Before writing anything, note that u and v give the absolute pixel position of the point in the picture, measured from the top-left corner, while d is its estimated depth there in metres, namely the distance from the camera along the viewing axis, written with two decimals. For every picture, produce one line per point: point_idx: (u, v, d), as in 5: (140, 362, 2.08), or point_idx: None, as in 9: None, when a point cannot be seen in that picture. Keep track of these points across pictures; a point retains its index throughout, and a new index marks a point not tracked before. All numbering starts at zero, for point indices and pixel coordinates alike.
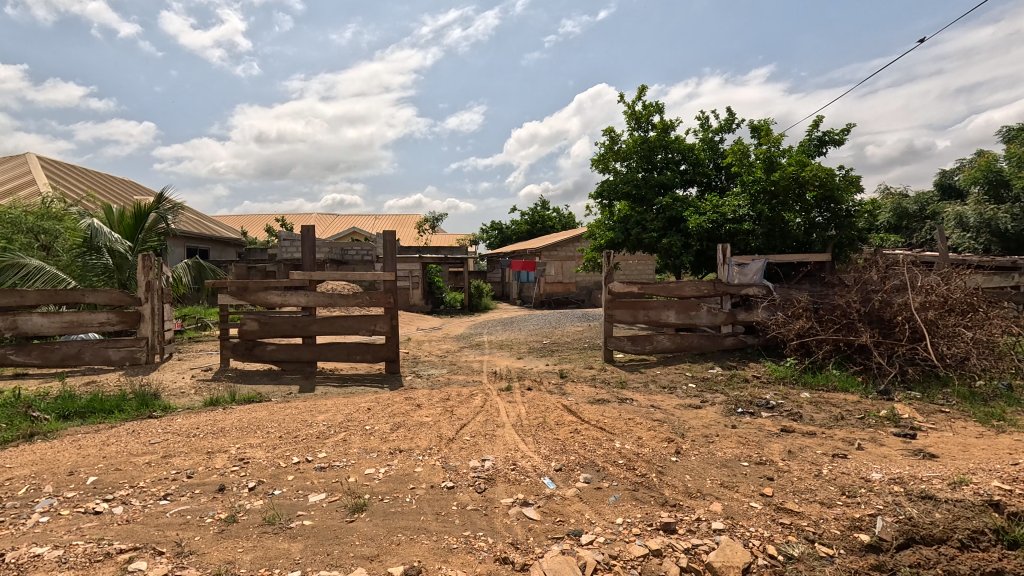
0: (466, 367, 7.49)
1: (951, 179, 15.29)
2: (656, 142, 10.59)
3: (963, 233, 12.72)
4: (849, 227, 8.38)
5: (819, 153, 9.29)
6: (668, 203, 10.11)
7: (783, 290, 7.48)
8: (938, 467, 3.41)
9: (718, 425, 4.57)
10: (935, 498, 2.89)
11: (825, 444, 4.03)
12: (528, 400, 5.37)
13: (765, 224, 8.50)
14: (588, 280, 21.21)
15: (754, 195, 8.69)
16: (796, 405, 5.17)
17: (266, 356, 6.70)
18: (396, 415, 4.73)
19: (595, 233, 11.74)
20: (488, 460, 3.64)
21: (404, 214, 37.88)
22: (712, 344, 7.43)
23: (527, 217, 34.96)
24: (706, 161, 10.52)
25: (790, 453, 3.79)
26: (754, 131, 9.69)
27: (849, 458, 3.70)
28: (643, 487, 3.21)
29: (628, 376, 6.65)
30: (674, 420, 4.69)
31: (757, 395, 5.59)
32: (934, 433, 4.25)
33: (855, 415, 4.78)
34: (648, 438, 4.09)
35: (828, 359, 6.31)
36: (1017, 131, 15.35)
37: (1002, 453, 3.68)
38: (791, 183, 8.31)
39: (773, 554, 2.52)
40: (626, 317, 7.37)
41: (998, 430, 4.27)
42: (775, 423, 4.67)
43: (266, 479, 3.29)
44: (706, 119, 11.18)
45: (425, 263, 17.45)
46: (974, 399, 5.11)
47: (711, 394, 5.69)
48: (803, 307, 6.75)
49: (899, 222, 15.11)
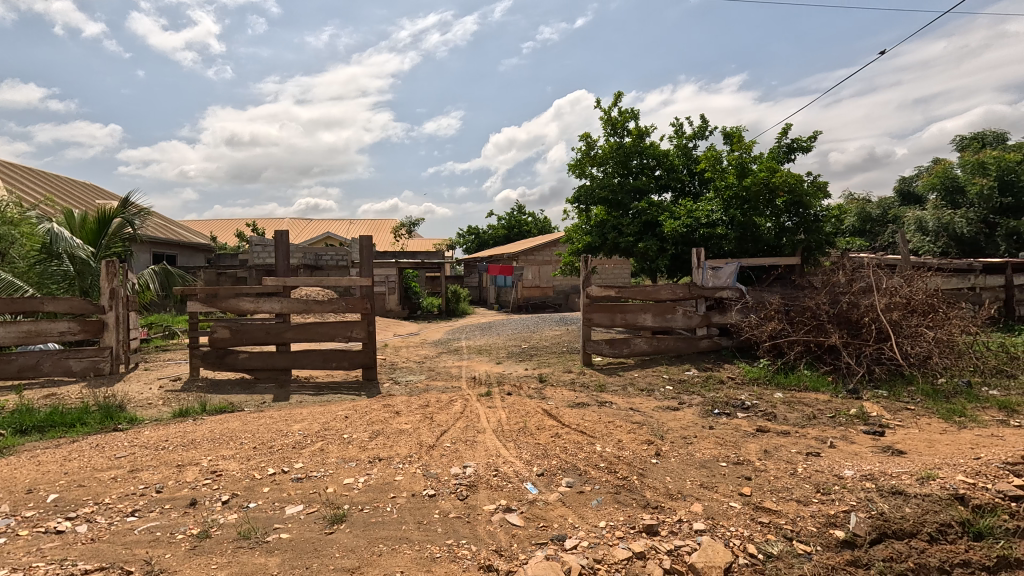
0: (444, 373, 7.41)
1: (910, 185, 15.80)
2: (632, 148, 10.72)
3: (923, 237, 13.10)
4: (817, 231, 8.64)
5: (787, 160, 9.56)
6: (643, 208, 10.23)
7: (756, 292, 7.65)
8: (906, 463, 3.53)
9: (695, 426, 4.64)
10: (905, 494, 2.99)
11: (799, 443, 4.13)
12: (508, 405, 5.35)
13: (737, 228, 8.63)
14: (564, 284, 21.32)
15: (726, 200, 8.84)
16: (770, 405, 5.29)
17: (239, 364, 6.50)
18: (375, 423, 4.65)
19: (572, 237, 11.82)
20: (469, 466, 3.61)
21: (380, 220, 37.62)
22: (688, 346, 7.57)
23: (503, 222, 35.06)
24: (680, 167, 10.69)
25: (766, 452, 3.87)
26: (727, 138, 9.89)
27: (822, 456, 3.79)
28: (624, 490, 3.23)
29: (606, 379, 6.70)
30: (653, 422, 4.75)
31: (732, 395, 5.70)
32: (901, 430, 4.41)
33: (826, 414, 4.92)
34: (628, 440, 4.14)
35: (800, 359, 6.50)
36: (968, 139, 16.10)
37: (964, 448, 3.83)
38: (762, 189, 8.53)
39: (753, 553, 2.56)
40: (604, 320, 7.41)
41: (960, 425, 4.45)
42: (751, 423, 4.76)
43: (240, 492, 3.18)
44: (681, 125, 11.32)
45: (401, 268, 17.26)
46: (937, 396, 5.32)
47: (689, 396, 5.79)
48: (774, 309, 6.92)
49: (863, 226, 15.67)
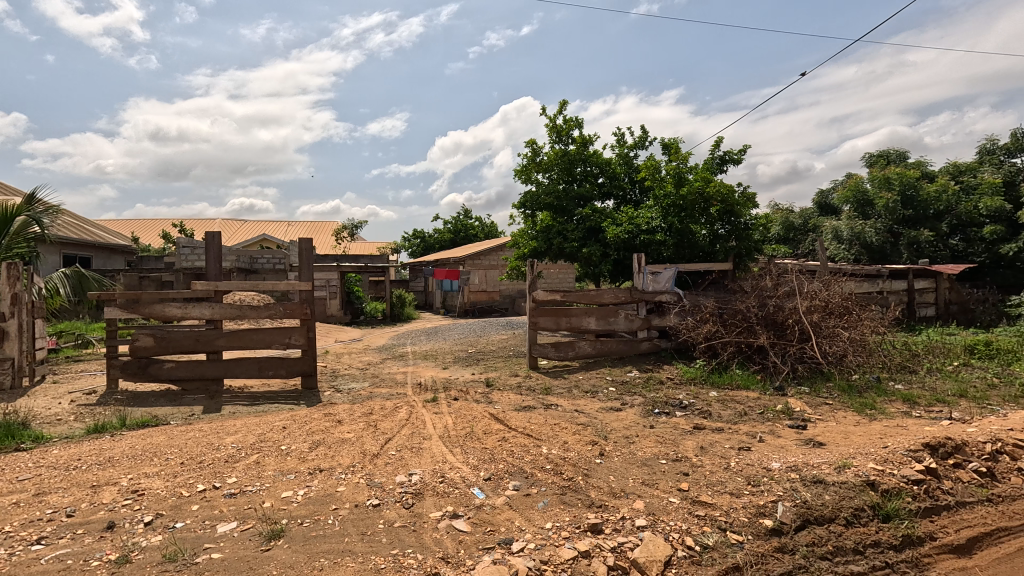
0: (389, 380, 7.24)
1: (827, 198, 17.12)
2: (576, 156, 10.97)
3: (839, 245, 14.15)
4: (746, 239, 9.18)
5: (720, 171, 10.11)
6: (587, 214, 10.49)
7: (692, 295, 8.02)
8: (826, 454, 3.81)
9: (637, 426, 4.80)
10: (824, 482, 3.22)
11: (732, 439, 4.37)
12: (454, 411, 5.31)
13: (675, 235, 9.03)
14: (510, 289, 21.44)
15: (665, 208, 9.23)
16: (706, 404, 5.56)
17: (164, 375, 6.06)
18: (315, 433, 4.47)
19: (518, 242, 11.93)
20: (415, 474, 3.55)
21: (321, 222, 36.35)
22: (630, 348, 7.82)
23: (449, 226, 34.81)
24: (622, 175, 11.05)
25: (702, 449, 4.07)
26: (665, 148, 10.33)
27: (752, 450, 4.03)
28: (570, 491, 3.29)
29: (552, 382, 6.79)
30: (597, 423, 4.86)
31: (671, 395, 5.95)
32: (821, 423, 4.76)
33: (756, 411, 5.24)
34: (574, 442, 4.21)
35: (732, 359, 6.88)
36: (876, 157, 17.66)
37: (874, 438, 4.19)
38: (697, 198, 8.99)
39: (691, 546, 2.68)
40: (550, 324, 7.52)
41: (871, 417, 4.87)
42: (688, 421, 4.99)
43: (166, 512, 2.96)
44: (622, 134, 11.69)
45: (343, 272, 16.73)
46: (851, 391, 5.80)
47: (631, 397, 5.98)
48: (709, 312, 7.28)
49: (788, 234, 16.82)
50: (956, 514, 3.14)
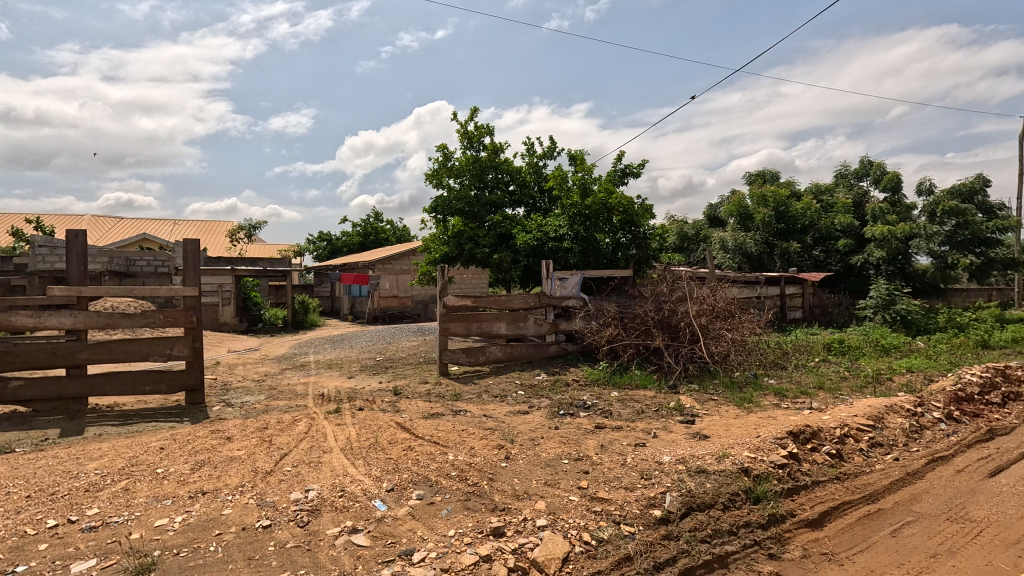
0: (288, 391, 6.81)
1: (716, 211, 18.81)
2: (487, 163, 11.09)
3: (725, 254, 15.61)
4: (645, 247, 9.82)
5: (621, 183, 10.74)
6: (498, 221, 10.63)
7: (596, 300, 8.41)
8: (709, 445, 4.17)
9: (543, 428, 4.93)
10: (706, 471, 3.53)
11: (629, 436, 4.64)
12: (358, 421, 5.11)
13: (581, 243, 9.44)
14: (422, 294, 21.10)
15: (572, 217, 9.62)
16: (607, 404, 5.85)
17: (8, 395, 5.20)
18: (199, 453, 4.09)
19: (429, 247, 11.79)
20: (312, 490, 3.37)
21: (214, 222, 33.41)
22: (539, 352, 8.02)
23: (359, 229, 33.57)
24: (532, 183, 11.34)
25: (602, 447, 4.27)
26: (572, 159, 10.77)
27: (647, 446, 4.31)
28: (474, 496, 3.30)
29: (462, 388, 6.77)
30: (504, 427, 4.92)
31: (576, 397, 6.18)
32: (707, 418, 5.21)
33: (651, 408, 5.60)
34: (480, 447, 4.23)
35: (632, 360, 7.31)
36: (755, 176, 19.72)
37: (750, 428, 4.66)
38: (601, 208, 9.48)
39: (587, 540, 2.81)
40: (461, 330, 7.50)
41: (748, 410, 5.41)
42: (591, 421, 5.21)
43: (3, 556, 2.55)
44: (532, 144, 12.02)
45: (238, 276, 15.49)
46: (733, 387, 6.40)
47: (538, 399, 6.14)
48: (611, 316, 7.68)
49: (682, 243, 18.25)
50: (812, 492, 3.54)
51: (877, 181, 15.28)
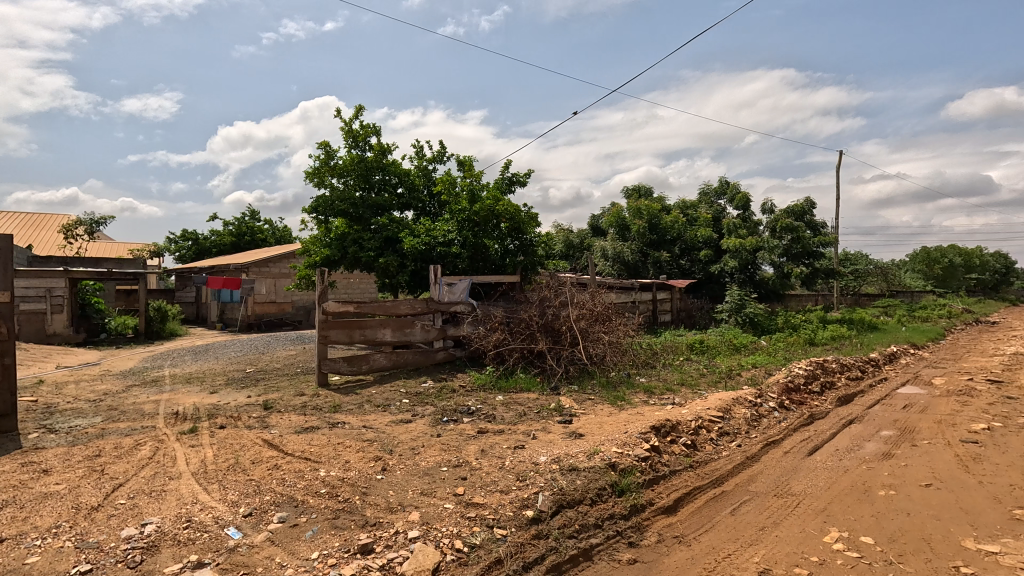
0: (133, 411, 5.95)
1: (598, 221, 20.04)
2: (374, 164, 10.73)
3: (606, 262, 16.70)
4: (531, 254, 10.14)
5: (509, 191, 11.01)
6: (384, 224, 10.30)
7: (484, 305, 8.50)
8: (583, 443, 4.40)
9: (424, 436, 4.84)
10: (577, 469, 3.71)
11: (509, 439, 4.73)
12: (218, 441, 4.61)
13: (470, 248, 9.50)
14: (304, 299, 19.77)
15: (461, 222, 9.65)
16: (491, 408, 5.92)
17: None
18: (2, 492, 3.40)
19: (310, 249, 11.07)
20: (151, 523, 2.96)
21: (43, 215, 28.34)
22: (426, 359, 7.88)
23: (231, 228, 30.58)
24: (421, 187, 11.17)
25: (483, 451, 4.30)
26: (461, 165, 10.81)
27: (526, 447, 4.43)
28: (344, 513, 3.12)
29: (342, 399, 6.42)
30: (384, 437, 4.75)
31: (461, 402, 6.17)
32: (583, 416, 5.49)
33: (533, 410, 5.78)
34: (356, 460, 4.03)
35: (517, 364, 7.49)
36: (633, 190, 21.37)
37: (620, 425, 5.00)
38: (488, 214, 9.63)
39: (459, 548, 2.80)
40: (342, 337, 7.11)
41: (620, 408, 5.81)
42: (473, 426, 5.23)
43: None
44: (421, 147, 11.86)
45: (74, 279, 13.29)
46: (609, 386, 6.84)
47: (422, 407, 6.02)
48: (498, 321, 7.80)
49: (568, 251, 19.17)
50: (669, 481, 3.88)
51: (731, 200, 17.35)
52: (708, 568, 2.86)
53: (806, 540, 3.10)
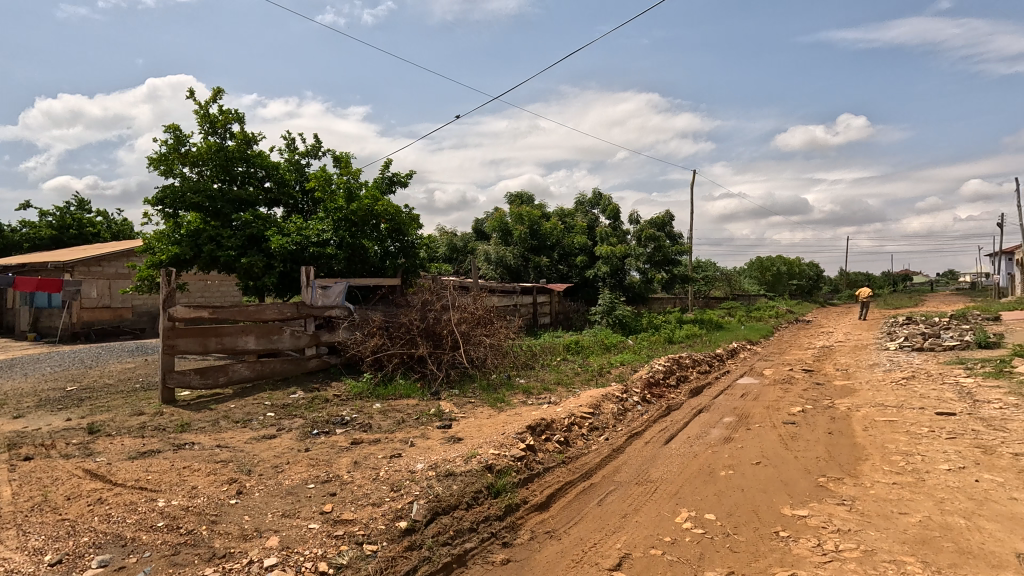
0: None
1: (482, 226, 20.30)
2: (235, 154, 9.72)
3: (489, 266, 16.98)
4: (413, 256, 9.92)
5: (389, 191, 10.67)
6: (248, 220, 9.35)
7: (361, 309, 8.10)
8: (461, 447, 4.38)
9: (290, 451, 4.46)
10: (454, 474, 3.67)
11: (385, 448, 4.55)
12: (19, 476, 3.79)
13: (346, 249, 9.02)
14: (149, 304, 17.26)
15: (336, 221, 9.13)
16: (367, 417, 5.65)
17: None
18: None
19: (154, 247, 9.67)
20: None
21: None
22: (295, 368, 7.29)
23: (51, 220, 25.69)
24: (292, 182, 10.35)
25: (355, 463, 4.07)
26: (337, 161, 10.24)
27: (402, 455, 4.29)
28: (186, 547, 2.74)
29: (192, 416, 5.67)
30: (242, 456, 4.28)
31: (334, 413, 5.80)
32: (463, 420, 5.48)
33: (412, 417, 5.62)
34: (205, 485, 3.57)
35: (396, 370, 7.26)
36: (515, 196, 22.02)
37: (498, 426, 5.07)
38: (367, 214, 9.23)
39: (324, 570, 2.60)
40: (193, 347, 6.29)
41: (499, 409, 5.90)
42: (347, 437, 4.94)
43: None
44: (293, 139, 11.00)
45: None
46: (489, 389, 6.92)
47: (289, 420, 5.55)
48: (376, 326, 7.49)
49: (452, 254, 19.15)
50: (543, 478, 4.02)
51: (604, 210, 18.65)
52: (575, 559, 2.99)
53: (661, 523, 3.39)
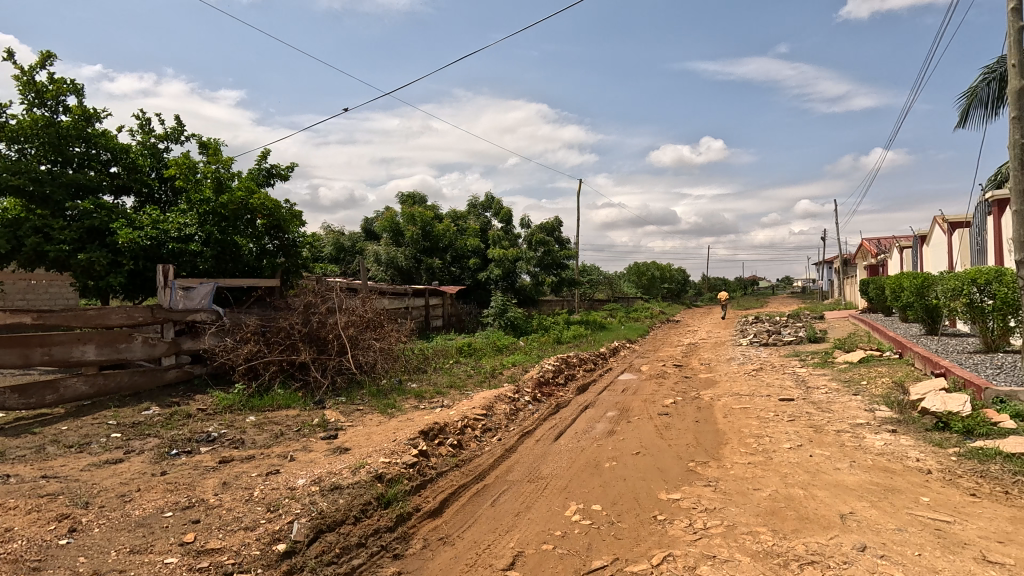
0: None
1: (372, 225, 19.52)
2: (71, 131, 8.26)
3: (379, 267, 16.38)
4: (294, 255, 9.21)
5: (267, 184, 9.81)
6: (87, 209, 7.99)
7: (233, 313, 7.33)
8: (348, 458, 4.13)
9: (142, 477, 3.86)
10: (340, 487, 3.45)
11: (261, 465, 4.14)
12: None
13: (214, 246, 8.12)
14: None
15: (201, 215, 8.17)
16: (239, 431, 5.10)
17: None
18: None
19: None
20: None
21: None
22: (149, 380, 6.35)
23: None
24: (146, 168, 9.06)
25: (224, 484, 3.65)
26: (204, 147, 9.17)
27: (281, 472, 3.93)
28: None
29: (6, 443, 4.68)
30: (76, 487, 3.61)
31: (198, 429, 5.15)
32: (350, 429, 5.19)
33: (292, 429, 5.19)
34: (23, 525, 2.95)
35: (274, 379, 6.67)
36: (407, 197, 21.52)
37: (389, 433, 4.88)
38: (240, 208, 8.38)
39: None
40: (10, 359, 5.19)
41: (390, 415, 5.69)
42: (214, 456, 4.41)
43: None
44: (148, 120, 9.64)
45: None
46: (379, 395, 6.64)
47: (141, 440, 4.83)
48: (250, 332, 6.81)
49: (338, 254, 18.17)
50: (436, 484, 3.94)
51: (496, 214, 18.95)
52: (468, 563, 2.96)
53: (551, 518, 3.49)
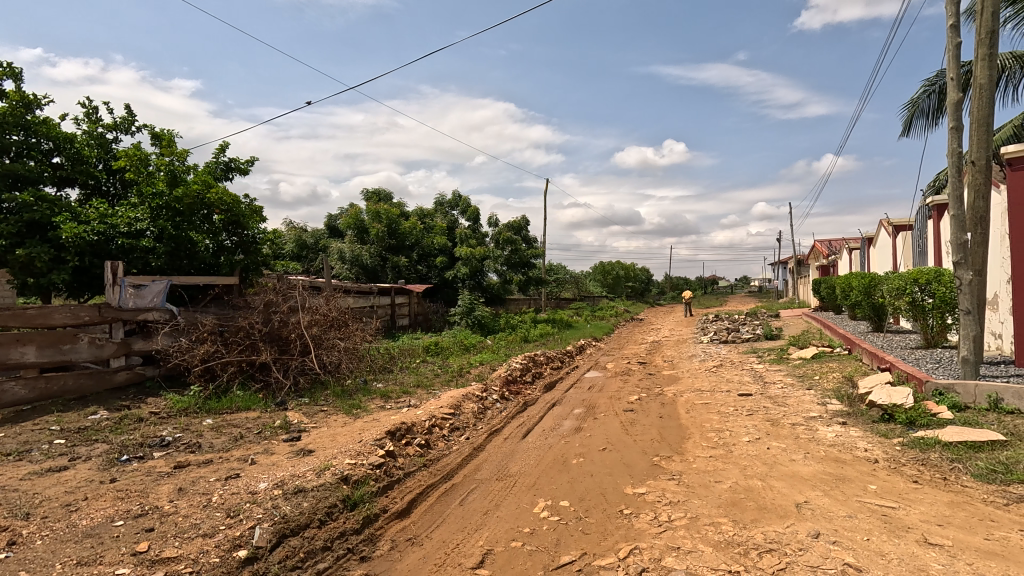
0: None
1: (335, 222, 19.07)
2: (7, 118, 7.73)
3: (343, 265, 16.04)
4: (254, 252, 8.90)
5: (225, 178, 9.44)
6: (26, 202, 7.49)
7: (188, 312, 7.02)
8: (312, 460, 4.03)
9: (90, 484, 3.66)
10: (303, 490, 3.37)
11: (219, 469, 3.99)
12: None
13: (168, 242, 7.78)
14: None
15: (153, 209, 7.81)
16: (196, 435, 4.91)
17: None
18: None
19: None
20: None
21: None
22: (96, 383, 6.01)
23: None
24: (92, 159, 8.57)
25: (180, 490, 3.50)
26: (157, 138, 8.75)
27: (240, 476, 3.80)
28: None
29: None
30: (16, 498, 3.38)
31: (151, 433, 4.92)
32: (314, 431, 5.07)
33: (253, 431, 5.02)
34: None
35: (232, 380, 6.44)
36: (372, 193, 21.14)
37: (354, 434, 4.80)
38: (196, 203, 8.03)
39: None
40: None
41: (356, 416, 5.59)
42: (168, 461, 4.23)
43: None
44: (95, 108, 9.12)
45: None
46: (343, 395, 6.51)
47: (88, 446, 4.57)
48: (207, 331, 6.55)
49: (300, 251, 17.69)
50: (403, 484, 3.90)
51: (463, 212, 18.86)
52: (438, 563, 2.94)
53: (520, 515, 3.51)
